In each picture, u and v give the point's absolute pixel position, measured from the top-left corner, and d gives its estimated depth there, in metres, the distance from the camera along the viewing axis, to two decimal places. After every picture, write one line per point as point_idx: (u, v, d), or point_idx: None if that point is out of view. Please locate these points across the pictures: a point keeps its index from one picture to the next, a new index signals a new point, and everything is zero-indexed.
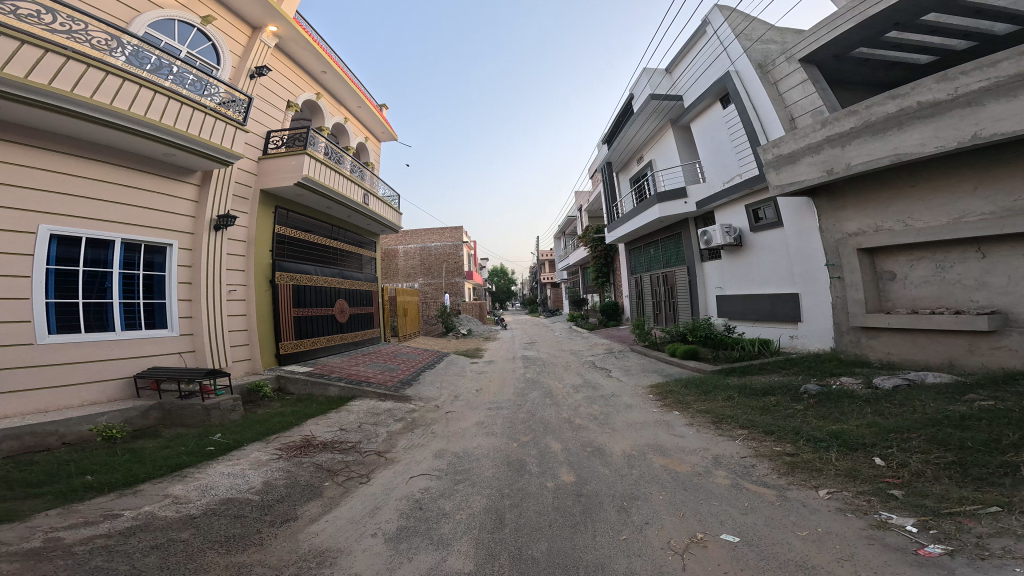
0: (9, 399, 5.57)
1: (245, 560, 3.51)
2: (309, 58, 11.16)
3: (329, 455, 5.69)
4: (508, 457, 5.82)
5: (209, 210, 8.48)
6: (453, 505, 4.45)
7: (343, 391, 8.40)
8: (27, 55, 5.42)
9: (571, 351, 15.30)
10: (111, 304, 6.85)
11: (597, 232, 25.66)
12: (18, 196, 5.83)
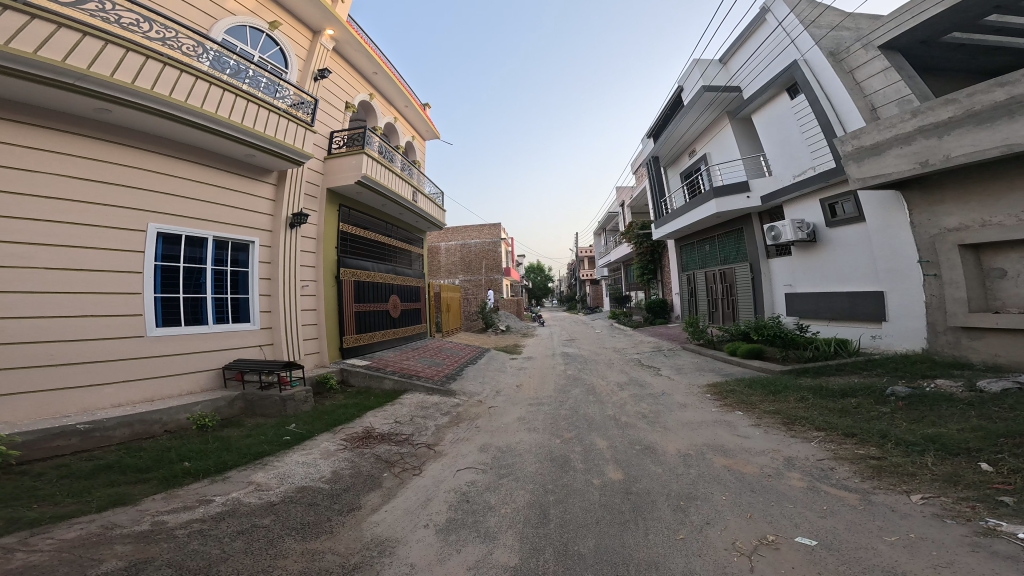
0: (122, 388, 6.45)
1: (317, 548, 3.84)
2: (361, 57, 11.81)
3: (387, 447, 6.12)
4: (551, 452, 5.98)
5: (284, 208, 9.37)
6: (498, 499, 4.45)
7: (397, 385, 8.97)
8: (134, 63, 6.30)
9: (615, 349, 15.23)
10: (205, 298, 7.75)
11: (642, 229, 25.04)
12: (132, 197, 6.77)
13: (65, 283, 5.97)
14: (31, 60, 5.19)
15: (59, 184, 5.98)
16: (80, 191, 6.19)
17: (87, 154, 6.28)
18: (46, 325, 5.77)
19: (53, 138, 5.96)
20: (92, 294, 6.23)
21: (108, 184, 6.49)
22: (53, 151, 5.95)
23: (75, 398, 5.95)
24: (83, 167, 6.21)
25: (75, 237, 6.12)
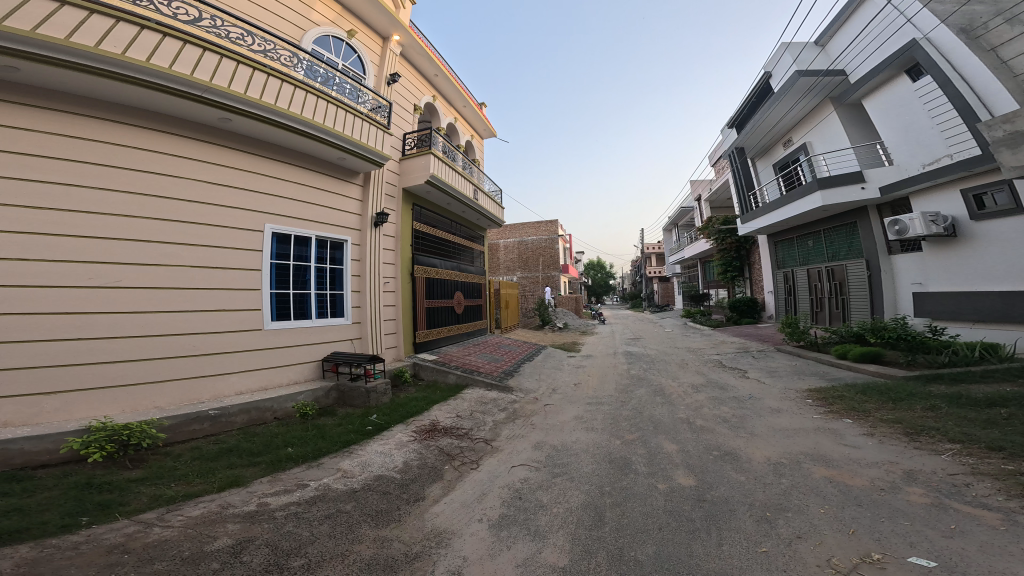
0: (243, 377, 7.18)
1: (388, 535, 3.85)
2: (424, 59, 12.13)
3: (450, 440, 6.31)
4: (610, 454, 5.80)
5: (369, 207, 10.00)
6: (550, 498, 4.44)
7: (460, 378, 9.25)
8: (245, 74, 6.93)
9: (691, 349, 14.45)
10: (309, 294, 8.43)
11: (724, 223, 23.82)
12: (249, 200, 7.50)
13: (195, 281, 6.68)
14: (168, 75, 5.85)
15: (191, 188, 6.72)
16: (206, 193, 6.90)
17: (209, 159, 6.96)
18: (184, 319, 6.55)
19: (182, 146, 6.65)
20: (220, 290, 6.98)
21: (227, 185, 7.19)
22: (184, 157, 6.66)
23: (207, 385, 6.71)
24: (206, 171, 6.91)
25: (207, 237, 6.87)
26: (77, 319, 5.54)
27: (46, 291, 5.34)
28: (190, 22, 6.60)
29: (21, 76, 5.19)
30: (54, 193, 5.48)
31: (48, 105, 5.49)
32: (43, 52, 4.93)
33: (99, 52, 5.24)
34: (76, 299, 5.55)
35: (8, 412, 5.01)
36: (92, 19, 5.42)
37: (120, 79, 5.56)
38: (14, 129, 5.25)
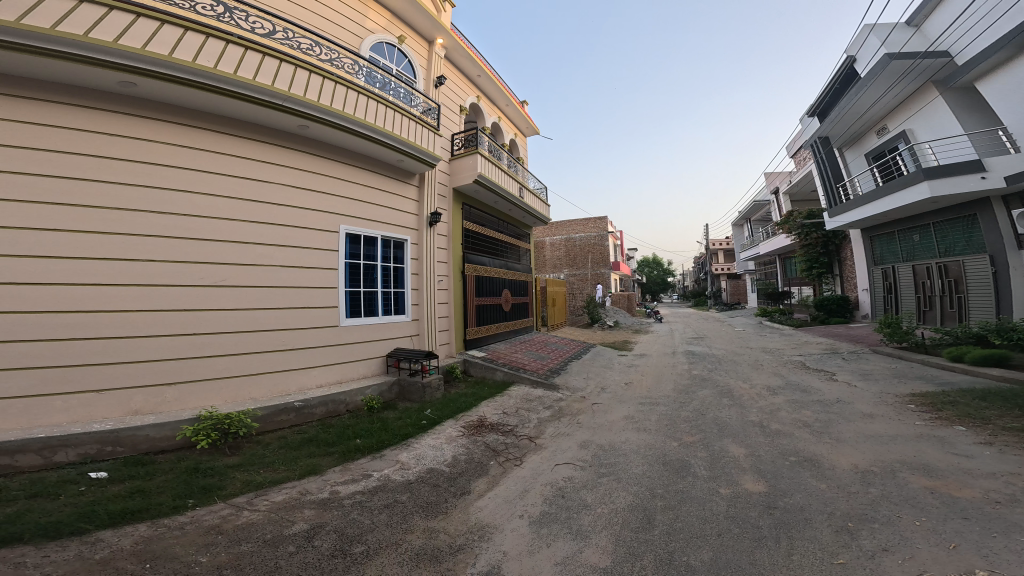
0: (323, 372, 7.30)
1: (434, 525, 3.72)
2: (468, 61, 12.06)
3: (497, 437, 6.25)
4: (663, 457, 5.49)
5: (425, 208, 9.91)
6: (594, 498, 4.31)
7: (506, 376, 9.29)
8: (319, 85, 6.98)
9: (768, 350, 13.40)
10: (376, 292, 8.48)
11: (807, 217, 21.89)
12: (325, 203, 7.58)
13: (279, 280, 6.84)
14: (251, 87, 5.98)
15: (275, 192, 6.88)
16: (284, 194, 7.01)
17: (286, 163, 7.06)
18: (272, 316, 6.70)
19: (263, 150, 6.77)
20: (303, 288, 7.14)
21: (303, 189, 7.28)
22: (267, 162, 6.81)
23: (292, 378, 6.86)
24: (286, 176, 7.03)
25: (289, 238, 7.02)
26: (187, 316, 5.84)
27: (158, 290, 5.63)
28: (268, 32, 6.64)
29: (127, 88, 5.40)
30: (155, 196, 5.68)
31: (149, 114, 5.68)
32: (145, 67, 5.11)
33: (193, 67, 5.41)
34: (187, 298, 5.85)
35: (139, 399, 5.39)
36: (184, 36, 5.57)
37: (216, 92, 5.74)
38: (123, 139, 5.48)
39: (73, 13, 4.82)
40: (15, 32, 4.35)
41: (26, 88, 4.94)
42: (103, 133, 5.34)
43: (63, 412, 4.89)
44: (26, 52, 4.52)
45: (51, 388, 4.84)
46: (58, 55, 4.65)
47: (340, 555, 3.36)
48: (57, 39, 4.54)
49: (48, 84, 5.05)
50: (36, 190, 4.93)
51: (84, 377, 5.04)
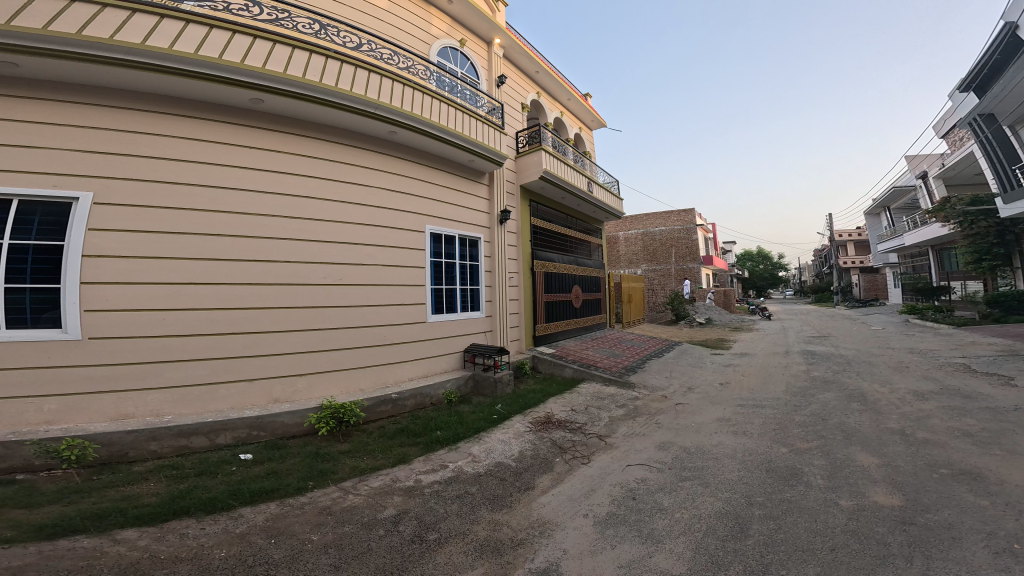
0: (420, 366, 6.77)
1: (498, 519, 3.57)
2: (527, 60, 10.37)
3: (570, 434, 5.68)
4: (769, 463, 4.50)
5: (496, 206, 8.63)
6: (673, 501, 3.83)
7: (577, 373, 7.93)
8: (416, 100, 6.63)
9: (914, 351, 11.03)
10: (455, 288, 7.60)
11: (971, 202, 18.05)
12: (405, 208, 6.80)
13: (392, 278, 6.50)
14: (358, 100, 5.64)
15: (357, 192, 6.18)
16: (388, 199, 6.56)
17: (390, 165, 6.63)
18: (373, 311, 6.21)
19: (367, 152, 6.34)
20: (401, 285, 6.58)
21: (405, 193, 6.84)
22: (350, 163, 6.13)
23: (387, 372, 6.33)
24: (371, 177, 6.37)
25: (374, 238, 6.33)
26: (314, 312, 5.64)
27: (295, 287, 5.51)
28: (373, 47, 6.36)
29: (242, 101, 5.15)
30: (263, 205, 5.35)
31: (264, 124, 5.40)
32: (262, 83, 4.89)
33: (304, 83, 5.13)
34: (293, 295, 5.47)
35: (276, 389, 5.26)
36: (296, 54, 5.36)
37: (312, 103, 5.33)
38: (191, 142, 4.92)
39: (201, 36, 4.70)
40: (145, 54, 4.27)
41: (153, 103, 4.75)
42: (219, 145, 5.08)
43: (225, 398, 4.93)
44: (155, 72, 4.41)
45: (221, 376, 4.93)
46: (185, 74, 4.51)
47: (415, 541, 3.28)
48: (184, 61, 4.42)
49: (170, 99, 4.83)
50: (164, 199, 4.74)
51: (244, 368, 5.07)
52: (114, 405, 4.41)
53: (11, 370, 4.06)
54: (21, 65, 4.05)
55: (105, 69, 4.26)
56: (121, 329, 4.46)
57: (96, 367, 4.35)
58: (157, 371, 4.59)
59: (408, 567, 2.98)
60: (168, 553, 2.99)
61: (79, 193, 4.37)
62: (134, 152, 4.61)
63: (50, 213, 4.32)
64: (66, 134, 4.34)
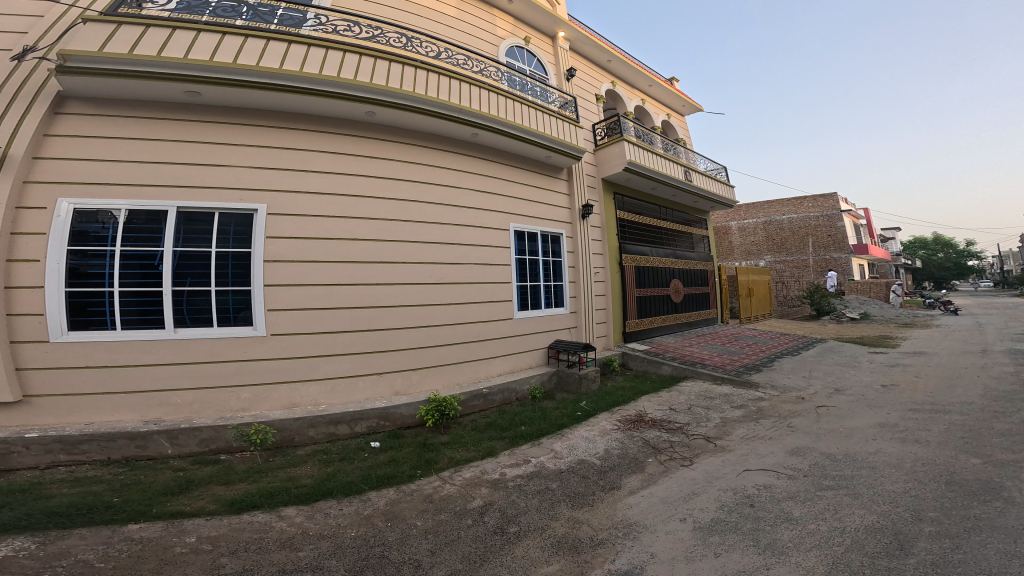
0: (509, 359, 5.40)
1: (578, 516, 3.14)
2: (596, 49, 7.78)
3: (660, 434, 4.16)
4: (952, 473, 3.25)
5: (579, 199, 6.66)
6: (807, 512, 3.07)
7: (677, 371, 5.97)
8: (539, 117, 5.72)
9: None
10: (540, 286, 5.92)
11: None
12: (482, 217, 5.34)
13: (496, 276, 5.35)
14: (479, 117, 4.87)
15: (425, 195, 4.79)
16: (500, 213, 5.52)
17: (496, 172, 5.53)
18: (453, 311, 4.91)
19: (474, 163, 5.31)
20: (484, 284, 5.24)
21: (518, 201, 5.77)
22: (419, 165, 4.80)
23: (471, 369, 5.05)
24: (445, 180, 5.00)
25: (442, 238, 4.89)
26: (420, 311, 4.63)
27: (409, 287, 4.57)
28: (473, 60, 5.36)
29: (358, 116, 4.39)
30: (349, 207, 4.29)
31: (381, 138, 4.57)
32: (382, 99, 4.19)
33: (432, 100, 4.46)
34: (389, 297, 4.43)
35: (399, 381, 4.44)
36: (419, 72, 4.61)
37: (394, 109, 4.31)
38: (218, 146, 3.89)
39: (326, 58, 4.09)
40: (285, 77, 3.79)
41: (224, 115, 3.94)
42: (336, 156, 4.31)
43: (366, 389, 4.27)
44: (286, 94, 3.88)
45: (361, 369, 4.28)
46: (313, 94, 3.94)
47: (494, 533, 2.93)
48: (319, 81, 3.88)
49: (288, 114, 4.16)
50: (311, 207, 4.12)
51: (376, 362, 4.34)
52: (287, 394, 4.01)
53: (217, 364, 3.81)
54: (203, 94, 3.75)
55: (226, 92, 3.75)
56: (296, 326, 4.01)
57: (280, 361, 3.97)
58: (314, 365, 4.08)
59: (489, 557, 2.66)
60: (316, 530, 2.90)
61: (256, 205, 3.95)
62: (183, 160, 3.77)
63: (242, 225, 3.95)
64: (114, 146, 3.65)
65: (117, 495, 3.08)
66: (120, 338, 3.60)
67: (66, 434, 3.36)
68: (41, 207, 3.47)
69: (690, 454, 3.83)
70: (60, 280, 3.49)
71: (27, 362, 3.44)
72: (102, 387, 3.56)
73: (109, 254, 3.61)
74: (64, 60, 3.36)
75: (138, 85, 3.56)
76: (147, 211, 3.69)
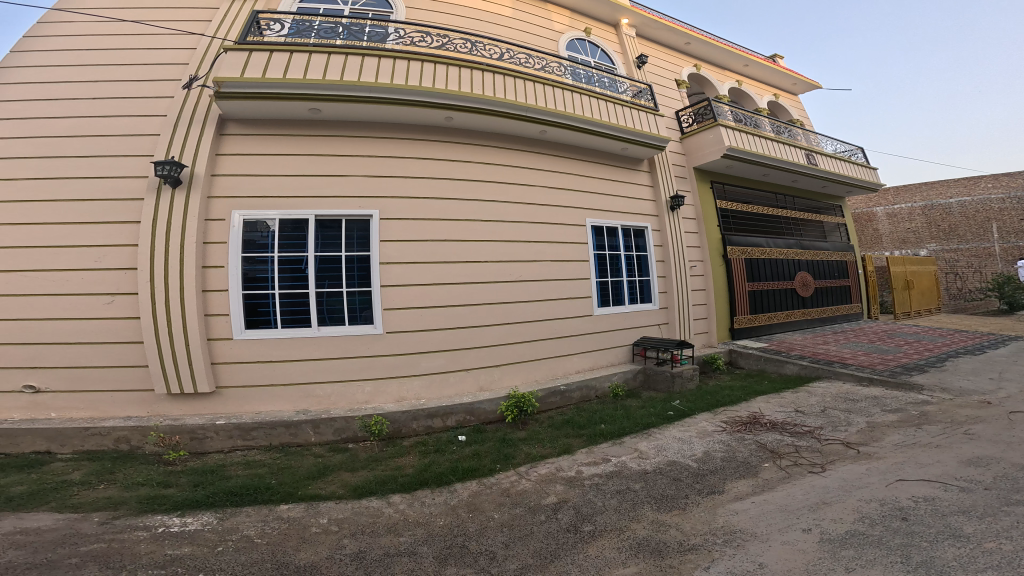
0: (587, 357, 5.27)
1: (666, 520, 2.75)
2: (670, 34, 7.21)
3: (780, 437, 3.53)
4: None
5: (666, 190, 6.29)
6: (992, 532, 2.18)
7: (804, 371, 5.18)
8: (623, 112, 5.51)
9: None
10: (622, 281, 5.69)
11: None
12: (558, 213, 5.27)
13: (571, 273, 5.26)
14: (553, 114, 4.86)
15: (499, 192, 4.89)
16: (578, 208, 5.44)
17: (571, 168, 5.46)
18: (533, 308, 4.96)
19: (548, 160, 5.31)
20: (563, 281, 5.18)
21: (594, 195, 5.62)
22: (493, 165, 4.92)
23: (549, 366, 5.01)
24: (515, 177, 5.03)
25: (522, 236, 4.98)
26: (499, 309, 4.75)
27: (492, 285, 4.74)
28: (534, 57, 5.25)
29: (435, 122, 4.62)
30: (448, 211, 4.62)
31: (459, 141, 4.77)
32: (461, 104, 4.35)
33: (509, 103, 4.56)
34: (467, 292, 4.61)
35: (481, 376, 4.62)
36: (493, 77, 4.68)
37: (474, 112, 4.46)
38: (326, 157, 4.30)
39: (410, 69, 4.32)
40: (384, 90, 4.08)
41: (326, 128, 4.35)
42: (427, 161, 4.60)
43: (456, 385, 4.49)
44: (381, 105, 4.14)
45: (455, 365, 4.51)
46: (398, 103, 4.17)
47: (567, 531, 2.72)
48: (411, 92, 4.14)
49: (380, 126, 4.49)
50: (409, 212, 4.45)
51: (464, 358, 4.55)
52: (397, 388, 4.33)
53: (322, 362, 4.16)
54: (323, 110, 4.15)
55: (330, 107, 4.08)
56: (404, 324, 4.35)
57: (393, 358, 4.31)
58: (416, 361, 4.38)
59: (560, 554, 2.49)
60: (412, 517, 2.96)
61: (370, 211, 4.32)
62: (289, 172, 4.18)
63: (364, 230, 4.32)
64: (241, 162, 4.14)
65: (274, 477, 3.50)
66: (281, 336, 4.11)
67: (243, 421, 3.92)
68: (222, 219, 4.05)
69: (821, 461, 3.09)
70: (238, 282, 4.04)
71: (220, 358, 4.05)
72: (270, 378, 4.09)
73: (270, 259, 4.12)
74: (221, 87, 3.86)
75: (268, 106, 4.01)
76: (293, 220, 4.17)
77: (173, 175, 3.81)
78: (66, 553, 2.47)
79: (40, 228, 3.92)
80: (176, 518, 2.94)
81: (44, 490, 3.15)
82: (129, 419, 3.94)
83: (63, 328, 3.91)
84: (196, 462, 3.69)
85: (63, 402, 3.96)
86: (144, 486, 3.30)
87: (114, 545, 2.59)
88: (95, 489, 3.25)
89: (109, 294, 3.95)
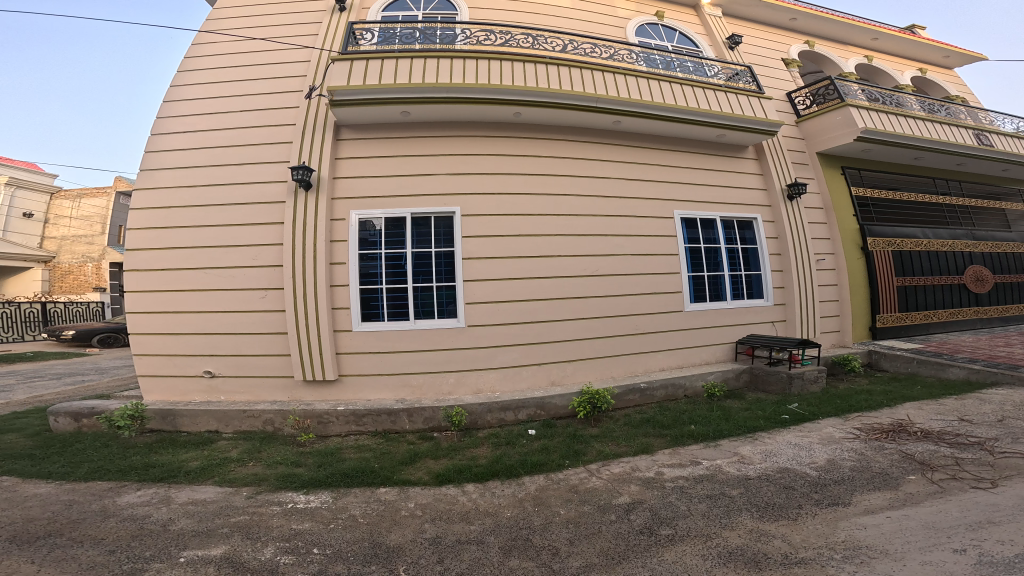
0: (675, 354, 5.01)
1: (768, 530, 2.30)
2: (768, 9, 6.67)
3: (930, 447, 2.90)
4: None
5: (780, 179, 5.70)
6: None
7: (976, 376, 4.36)
8: (716, 97, 5.23)
9: None
10: (722, 277, 5.32)
11: None
12: (648, 206, 5.11)
13: (658, 266, 5.04)
14: (625, 104, 4.73)
15: (585, 185, 4.92)
16: (670, 201, 5.21)
17: (654, 159, 5.23)
18: (618, 302, 4.86)
19: (632, 152, 5.17)
20: (652, 275, 5.01)
21: (689, 186, 5.33)
22: (576, 157, 4.96)
23: (632, 363, 4.86)
24: (598, 168, 5.00)
25: (612, 229, 4.94)
26: (577, 303, 4.73)
27: (573, 280, 4.73)
28: (601, 47, 5.23)
29: (505, 119, 4.79)
30: (538, 205, 4.76)
31: (533, 137, 4.90)
32: (531, 99, 4.51)
33: (583, 95, 4.57)
34: (551, 285, 4.67)
35: (556, 370, 4.64)
36: (559, 69, 4.77)
37: (547, 105, 4.57)
38: (420, 158, 4.70)
39: (481, 68, 4.63)
40: (460, 90, 4.39)
41: (417, 129, 4.76)
42: (507, 156, 4.79)
43: (530, 378, 4.55)
44: (459, 103, 4.45)
45: (530, 359, 4.57)
46: (475, 102, 4.45)
47: (642, 533, 2.44)
48: (486, 91, 4.41)
49: (461, 125, 4.80)
50: (492, 207, 4.67)
51: (540, 351, 4.58)
52: (476, 380, 4.49)
53: (409, 352, 4.47)
54: (412, 112, 4.57)
55: (416, 107, 4.48)
56: (484, 317, 4.52)
57: (474, 349, 4.49)
58: (492, 354, 4.50)
59: (631, 556, 2.24)
60: (481, 507, 2.93)
61: (452, 208, 4.63)
62: (390, 173, 4.67)
63: (450, 227, 4.65)
64: (350, 165, 4.69)
65: (378, 461, 3.71)
66: (384, 328, 4.50)
67: (357, 408, 4.28)
68: (343, 218, 4.62)
69: (990, 478, 2.43)
70: (355, 278, 4.54)
71: (342, 348, 4.51)
72: (376, 368, 4.48)
73: (378, 255, 4.61)
74: (334, 95, 4.40)
75: (370, 110, 4.50)
76: (394, 219, 4.64)
77: (305, 178, 4.41)
78: (221, 522, 2.89)
79: (213, 232, 4.78)
80: (302, 496, 3.27)
81: (211, 465, 3.74)
82: (274, 403, 4.55)
83: (226, 320, 4.70)
84: (320, 445, 4.09)
85: (229, 386, 4.72)
86: (281, 465, 3.74)
87: (254, 517, 2.96)
88: (245, 466, 3.76)
89: (261, 290, 4.69)
